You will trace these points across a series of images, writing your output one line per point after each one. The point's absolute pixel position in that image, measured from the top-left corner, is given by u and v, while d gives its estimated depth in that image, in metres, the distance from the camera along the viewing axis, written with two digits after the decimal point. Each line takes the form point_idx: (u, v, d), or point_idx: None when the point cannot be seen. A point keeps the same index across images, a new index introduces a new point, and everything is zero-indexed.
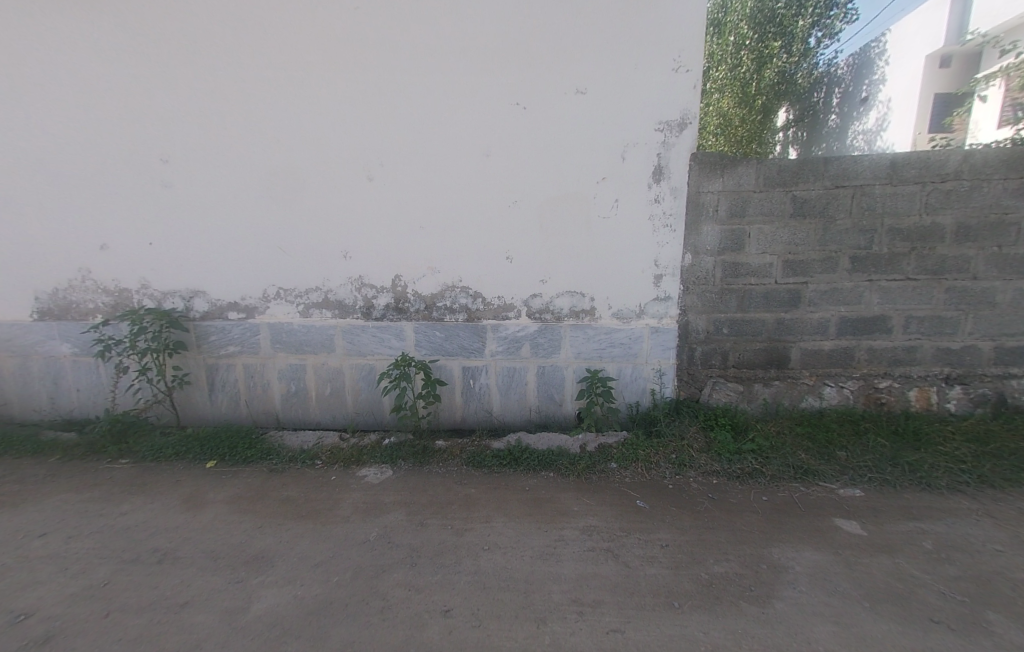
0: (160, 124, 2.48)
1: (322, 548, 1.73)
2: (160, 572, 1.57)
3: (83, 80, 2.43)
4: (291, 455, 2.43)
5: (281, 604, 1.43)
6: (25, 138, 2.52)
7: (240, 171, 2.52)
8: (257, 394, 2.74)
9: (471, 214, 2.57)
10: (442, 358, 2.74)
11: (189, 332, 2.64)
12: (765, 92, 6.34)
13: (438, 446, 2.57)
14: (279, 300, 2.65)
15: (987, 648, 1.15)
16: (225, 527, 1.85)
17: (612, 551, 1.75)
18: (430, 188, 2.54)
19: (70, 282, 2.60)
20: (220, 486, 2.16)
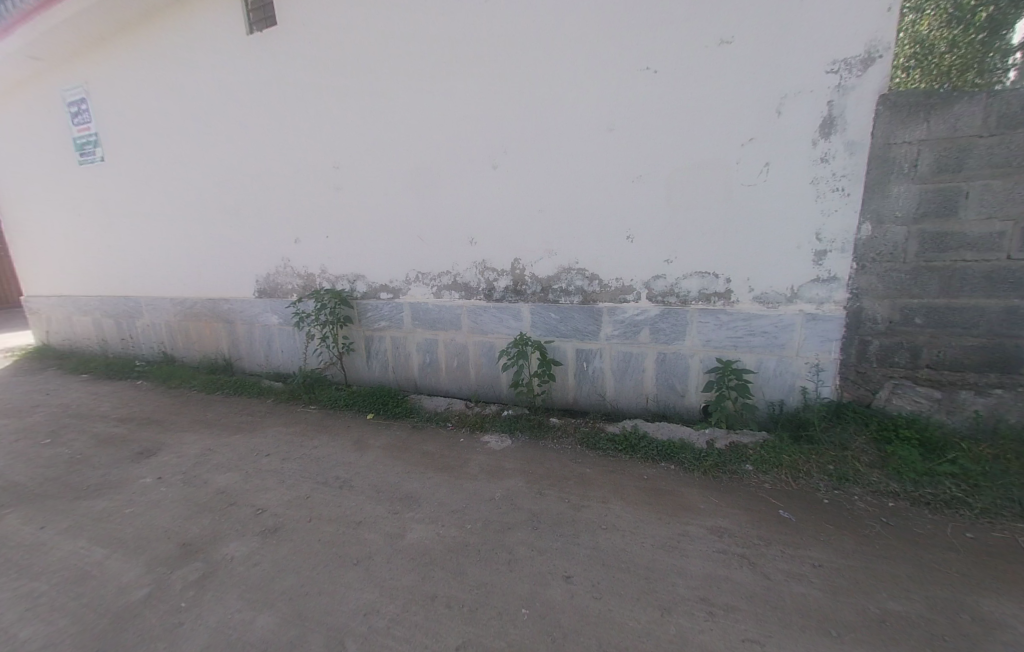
0: (331, 136, 2.99)
1: (456, 498, 1.98)
2: (342, 494, 2.00)
3: (281, 106, 3.06)
4: (428, 415, 2.82)
5: (428, 538, 1.69)
6: (245, 158, 3.28)
7: (389, 170, 2.91)
8: (401, 363, 3.21)
9: (592, 194, 2.51)
10: (558, 339, 2.77)
11: (354, 309, 3.22)
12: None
13: (553, 423, 2.66)
14: (418, 283, 3.04)
15: None
16: (382, 467, 2.24)
17: (748, 558, 1.58)
18: (551, 170, 2.56)
19: (277, 268, 3.39)
20: (377, 435, 2.63)
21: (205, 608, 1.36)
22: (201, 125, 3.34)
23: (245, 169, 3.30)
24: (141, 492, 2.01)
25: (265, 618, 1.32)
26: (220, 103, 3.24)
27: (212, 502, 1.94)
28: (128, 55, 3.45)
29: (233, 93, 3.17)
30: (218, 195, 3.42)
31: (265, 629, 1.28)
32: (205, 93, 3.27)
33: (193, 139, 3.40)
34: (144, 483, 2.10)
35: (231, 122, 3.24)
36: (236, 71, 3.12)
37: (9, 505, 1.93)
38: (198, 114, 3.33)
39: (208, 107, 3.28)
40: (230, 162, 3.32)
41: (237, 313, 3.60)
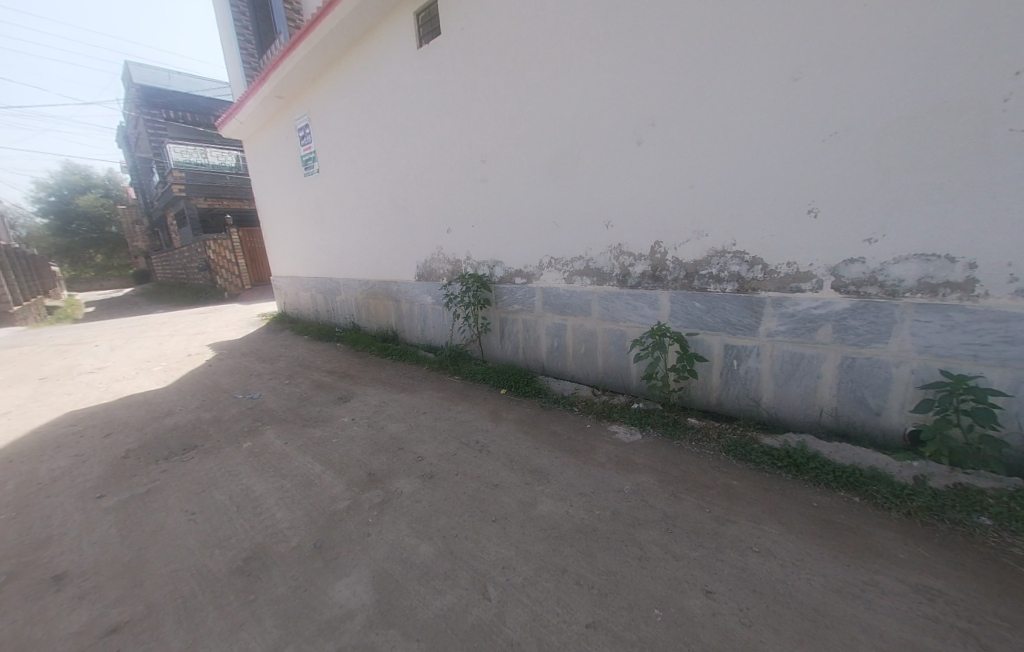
0: (481, 131, 3.23)
1: (584, 481, 1.99)
2: (481, 458, 2.23)
3: (441, 109, 3.44)
4: (556, 397, 2.90)
5: (557, 514, 1.76)
6: (411, 160, 3.82)
7: (529, 158, 3.00)
8: (530, 345, 3.33)
9: (760, 162, 2.12)
10: (701, 332, 2.47)
11: (492, 292, 3.48)
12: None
13: (690, 423, 2.42)
14: (551, 268, 3.08)
15: None
16: (514, 440, 2.41)
17: (983, 641, 1.17)
18: (708, 139, 2.25)
19: (432, 255, 3.91)
20: (509, 409, 2.83)
21: (384, 526, 1.72)
22: (381, 136, 4.02)
23: (410, 169, 3.85)
24: (341, 427, 2.64)
25: (425, 547, 1.59)
26: (395, 114, 3.83)
27: (386, 444, 2.40)
28: (335, 85, 4.35)
29: (405, 104, 3.71)
30: (392, 194, 4.10)
31: (426, 556, 1.55)
32: (385, 107, 3.90)
33: (375, 148, 4.13)
34: (342, 421, 2.74)
35: (403, 130, 3.81)
36: (408, 84, 3.63)
37: (270, 422, 2.77)
38: (379, 126, 4.00)
39: (386, 119, 3.92)
40: (400, 165, 3.93)
41: (402, 293, 4.30)
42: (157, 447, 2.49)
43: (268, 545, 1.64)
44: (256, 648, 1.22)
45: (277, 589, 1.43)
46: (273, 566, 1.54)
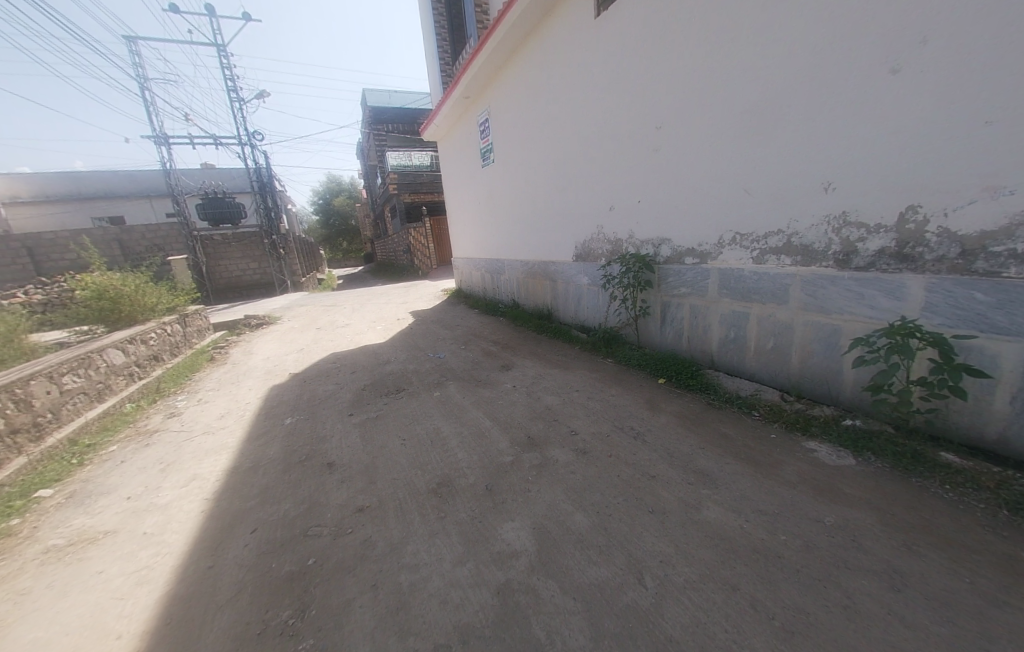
0: (658, 95, 2.93)
1: (764, 497, 1.69)
2: (637, 445, 2.15)
3: (615, 77, 3.25)
4: (728, 396, 2.53)
5: (727, 523, 1.56)
6: (579, 138, 3.80)
7: (716, 117, 2.57)
8: (698, 334, 2.97)
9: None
10: (981, 337, 1.71)
11: (655, 273, 3.23)
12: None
13: (943, 460, 1.76)
14: (734, 246, 2.63)
15: None
16: (675, 434, 2.23)
17: None
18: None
19: (593, 235, 3.87)
20: (669, 401, 2.62)
21: (542, 487, 1.87)
22: (552, 118, 4.12)
23: (578, 148, 3.84)
24: (505, 392, 2.96)
25: (581, 517, 1.66)
26: (567, 93, 3.84)
27: (543, 413, 2.58)
28: (512, 75, 4.65)
29: (577, 81, 3.68)
30: (558, 175, 4.20)
31: (581, 526, 1.61)
32: (557, 88, 3.96)
33: (545, 131, 4.26)
34: (506, 386, 3.07)
35: (573, 108, 3.80)
36: (581, 60, 3.58)
37: (451, 379, 3.34)
38: (551, 108, 4.11)
39: (558, 100, 3.98)
40: (568, 144, 3.96)
41: (559, 273, 4.44)
42: (380, 386, 3.33)
43: (453, 477, 2.01)
44: (446, 555, 1.52)
45: (460, 513, 1.75)
46: (456, 495, 1.88)
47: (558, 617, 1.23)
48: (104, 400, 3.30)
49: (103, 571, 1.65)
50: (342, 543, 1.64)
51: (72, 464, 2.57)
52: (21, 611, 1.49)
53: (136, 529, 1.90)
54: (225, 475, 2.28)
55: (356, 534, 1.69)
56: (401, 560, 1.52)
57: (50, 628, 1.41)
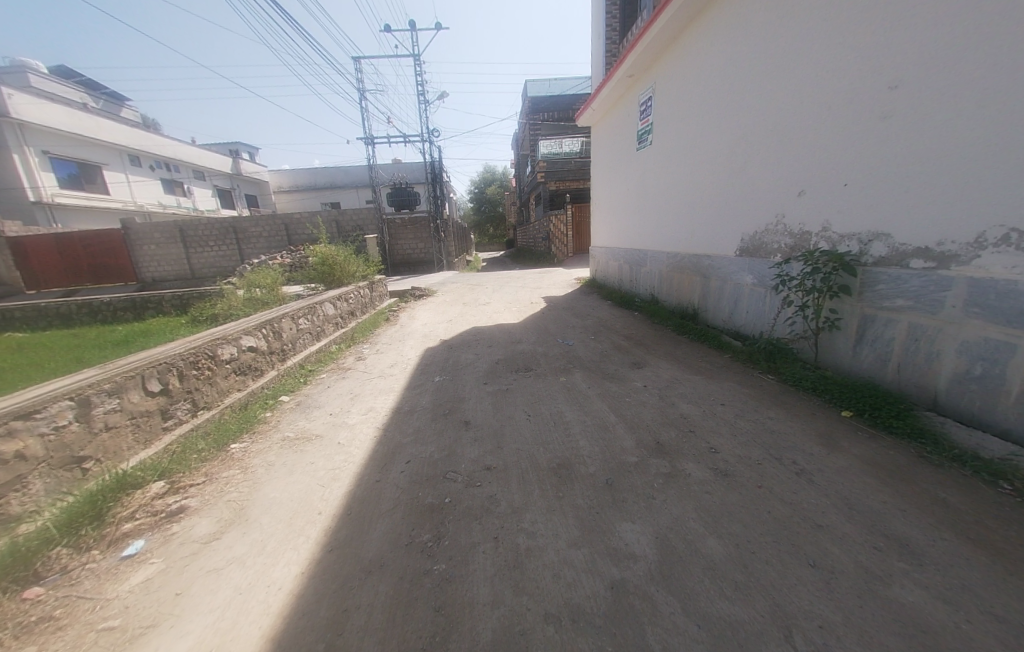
0: (898, 43, 2.21)
1: (1009, 602, 1.20)
2: (799, 483, 1.78)
3: (832, 30, 2.60)
4: (959, 454, 1.85)
5: (937, 618, 1.16)
6: (767, 109, 3.21)
7: (999, 64, 1.79)
8: (917, 362, 2.23)
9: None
10: None
11: (856, 278, 2.54)
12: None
13: None
14: (1004, 248, 1.85)
15: None
16: (861, 483, 1.75)
17: None
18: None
19: (768, 226, 3.29)
20: (854, 441, 2.07)
21: (670, 499, 1.73)
22: (733, 89, 3.58)
23: (765, 122, 3.25)
24: (635, 390, 2.82)
25: (713, 543, 1.48)
26: (760, 57, 3.25)
27: (678, 421, 2.37)
28: (689, 45, 4.18)
29: (776, 40, 3.08)
30: (730, 156, 3.67)
31: (713, 552, 1.44)
32: (748, 51, 3.39)
33: (722, 104, 3.74)
34: (636, 384, 2.92)
35: (764, 76, 3.22)
36: (785, 14, 2.97)
37: (581, 367, 3.35)
38: (733, 78, 3.57)
39: (745, 67, 3.43)
40: (751, 119, 3.40)
41: (716, 269, 3.92)
42: (513, 362, 3.58)
43: (576, 463, 2.03)
44: (562, 534, 1.57)
45: (579, 499, 1.77)
46: (576, 480, 1.90)
47: (675, 638, 1.14)
48: (321, 339, 4.45)
49: (313, 463, 2.26)
50: (471, 493, 1.86)
51: (300, 382, 3.58)
52: (269, 475, 2.17)
53: (333, 438, 2.53)
54: (391, 412, 2.83)
55: (483, 488, 1.88)
56: (519, 524, 1.63)
57: (282, 492, 2.01)
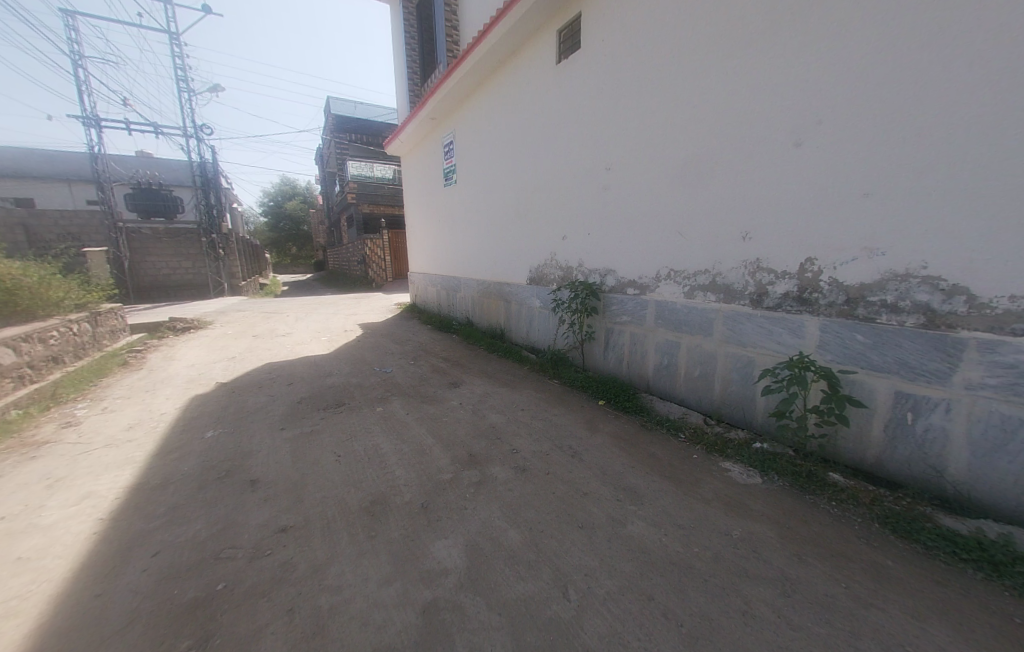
0: (610, 139, 3.20)
1: (682, 512, 1.83)
2: (573, 464, 2.24)
3: (573, 119, 3.54)
4: (660, 419, 2.72)
5: (650, 538, 1.66)
6: (537, 168, 4.05)
7: (657, 165, 2.85)
8: (636, 359, 3.18)
9: (989, 161, 1.56)
10: (860, 372, 1.97)
11: (600, 301, 3.44)
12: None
13: (830, 480, 1.96)
14: (668, 281, 2.89)
15: None
16: (610, 453, 2.35)
17: None
18: (915, 131, 1.73)
19: (546, 260, 4.08)
20: (607, 422, 2.76)
21: (479, 505, 1.88)
22: (513, 147, 4.37)
23: (536, 178, 4.07)
24: (451, 409, 2.96)
25: (513, 533, 1.69)
26: (530, 126, 4.09)
27: (486, 431, 2.61)
28: (480, 103, 4.87)
29: (538, 117, 3.95)
30: (516, 201, 4.41)
31: (513, 543, 1.64)
32: (522, 120, 4.20)
33: (507, 157, 4.49)
34: (452, 403, 3.07)
35: (533, 142, 4.07)
36: (543, 99, 3.87)
37: (397, 394, 3.28)
38: (513, 138, 4.36)
39: (520, 132, 4.24)
40: (527, 174, 4.21)
41: (513, 294, 4.58)
42: (319, 399, 3.19)
43: (390, 495, 1.96)
44: (372, 575, 1.48)
45: (391, 533, 1.70)
46: (390, 513, 1.83)
47: (481, 633, 1.24)
48: None
49: None
50: (258, 566, 1.53)
51: None
52: None
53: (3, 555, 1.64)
54: (128, 493, 2.05)
55: (276, 555, 1.58)
56: (323, 582, 1.45)
57: None
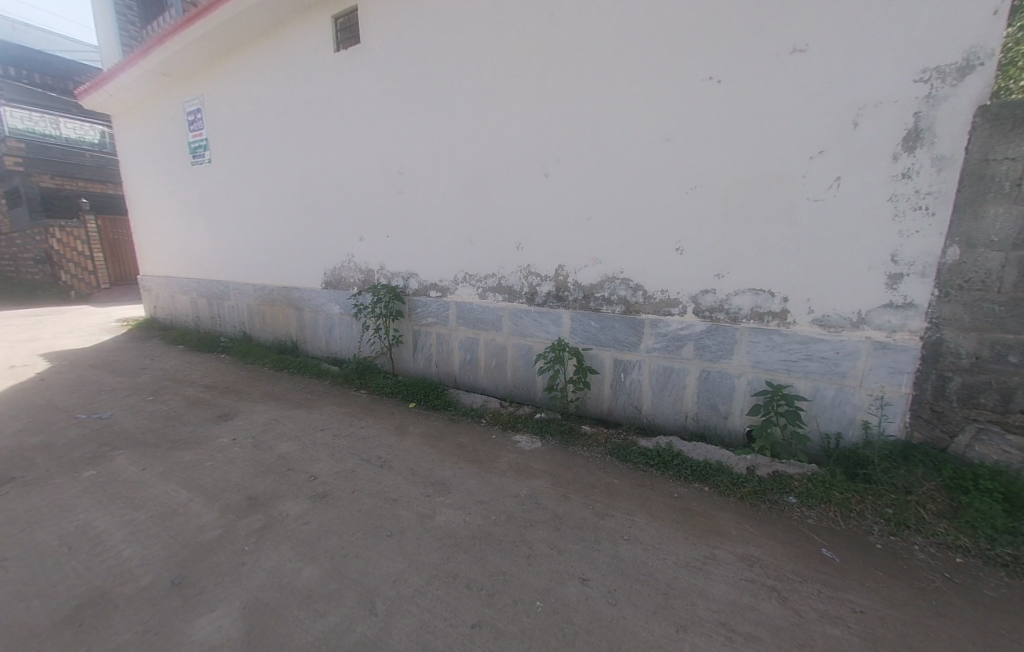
0: (399, 143, 3.22)
1: (483, 490, 2.05)
2: (382, 473, 2.18)
3: (360, 115, 3.36)
4: (465, 410, 2.95)
5: (455, 523, 1.79)
6: (322, 162, 3.67)
7: (446, 176, 3.06)
8: (443, 358, 3.35)
9: (646, 201, 2.39)
10: (596, 348, 2.69)
11: (405, 304, 3.45)
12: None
13: (584, 431, 2.60)
14: (465, 283, 3.15)
15: None
16: (420, 453, 2.40)
17: (780, 591, 1.41)
18: (610, 174, 2.47)
19: (342, 263, 3.76)
20: (417, 423, 2.81)
21: (263, 552, 1.58)
22: (291, 133, 3.81)
23: (323, 172, 3.68)
24: (221, 449, 2.37)
25: (309, 569, 1.51)
26: (311, 113, 3.65)
27: (275, 464, 2.23)
28: (242, 72, 4.03)
29: (320, 104, 3.57)
30: (301, 195, 3.88)
31: (308, 580, 1.45)
32: (299, 104, 3.71)
33: (284, 143, 3.88)
34: (223, 441, 2.46)
35: (315, 132, 3.66)
36: (324, 86, 3.52)
37: (129, 445, 2.38)
38: (289, 123, 3.80)
39: (297, 117, 3.73)
40: (311, 166, 3.75)
41: (307, 301, 4.03)
42: None
43: (112, 587, 1.39)
44: None
45: (113, 638, 1.21)
46: (112, 611, 1.30)
47: None
48: None
49: None
50: None
51: None
52: None
53: None
54: None
55: None
56: None
57: None
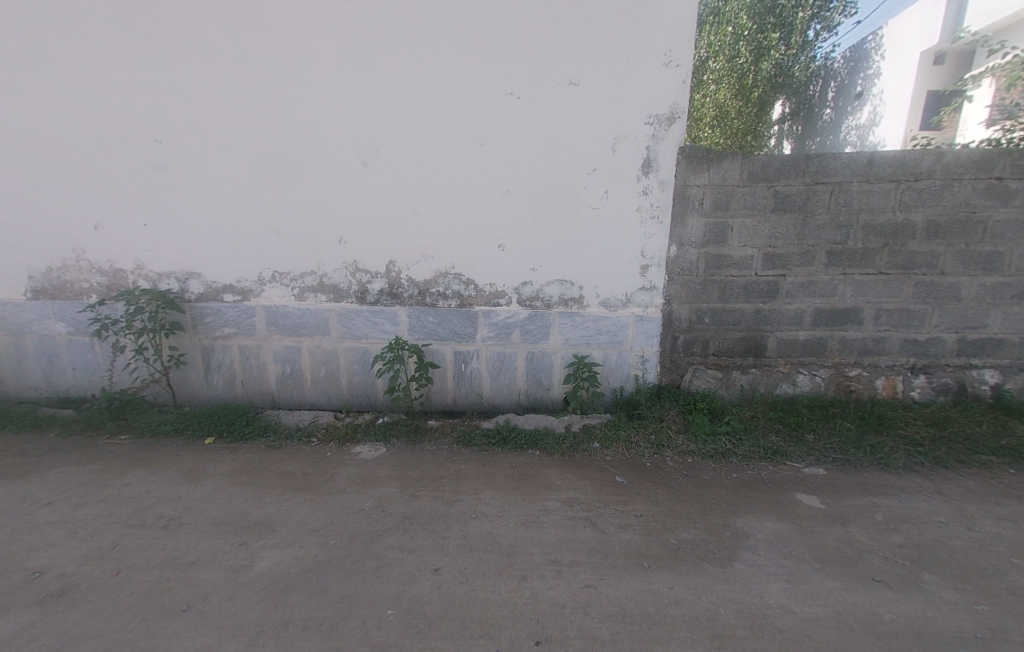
0: (151, 102, 2.42)
1: (319, 515, 1.83)
2: (167, 536, 1.67)
3: (73, 52, 2.37)
4: (288, 431, 2.53)
5: (283, 563, 1.54)
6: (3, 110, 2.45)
7: (233, 153, 2.49)
8: (252, 375, 2.79)
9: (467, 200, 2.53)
10: (434, 342, 2.71)
11: (185, 314, 2.69)
12: (761, 85, 5.25)
13: (429, 426, 2.61)
14: (274, 284, 2.67)
15: (919, 602, 1.23)
16: (228, 496, 1.95)
17: (591, 519, 1.77)
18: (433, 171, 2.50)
19: (63, 262, 2.62)
20: (221, 461, 2.26)
21: None
22: None
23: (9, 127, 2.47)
24: None
25: None
26: None
27: None
28: None
29: None
30: None
31: None
32: None
33: None
34: None
35: None
36: None
37: None
38: None
39: None
40: None
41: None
42: None
43: None
44: None
45: None
46: None
47: None
48: None
49: None
50: None
51: None
52: None
53: None
54: None
55: None
56: None
57: None
